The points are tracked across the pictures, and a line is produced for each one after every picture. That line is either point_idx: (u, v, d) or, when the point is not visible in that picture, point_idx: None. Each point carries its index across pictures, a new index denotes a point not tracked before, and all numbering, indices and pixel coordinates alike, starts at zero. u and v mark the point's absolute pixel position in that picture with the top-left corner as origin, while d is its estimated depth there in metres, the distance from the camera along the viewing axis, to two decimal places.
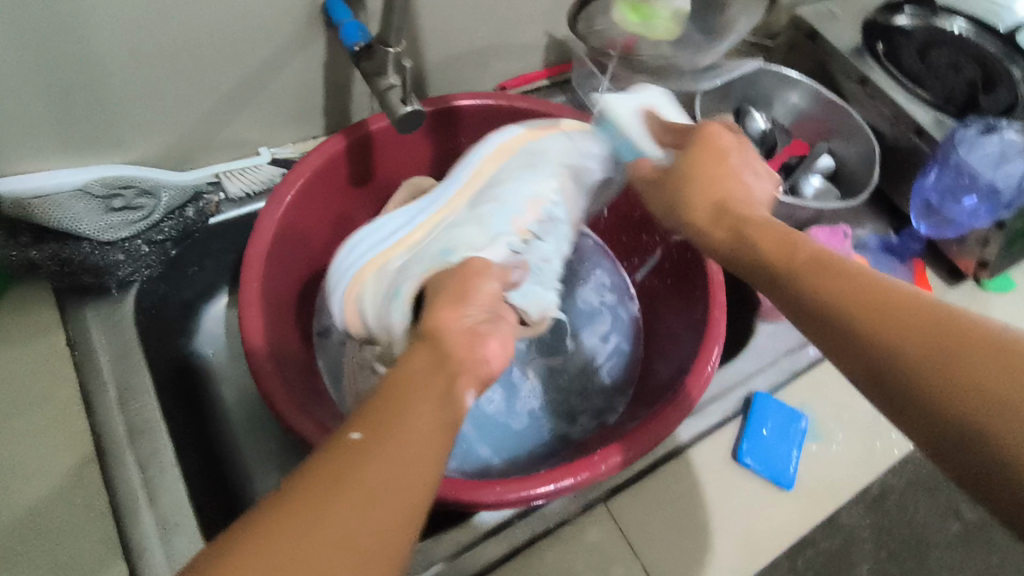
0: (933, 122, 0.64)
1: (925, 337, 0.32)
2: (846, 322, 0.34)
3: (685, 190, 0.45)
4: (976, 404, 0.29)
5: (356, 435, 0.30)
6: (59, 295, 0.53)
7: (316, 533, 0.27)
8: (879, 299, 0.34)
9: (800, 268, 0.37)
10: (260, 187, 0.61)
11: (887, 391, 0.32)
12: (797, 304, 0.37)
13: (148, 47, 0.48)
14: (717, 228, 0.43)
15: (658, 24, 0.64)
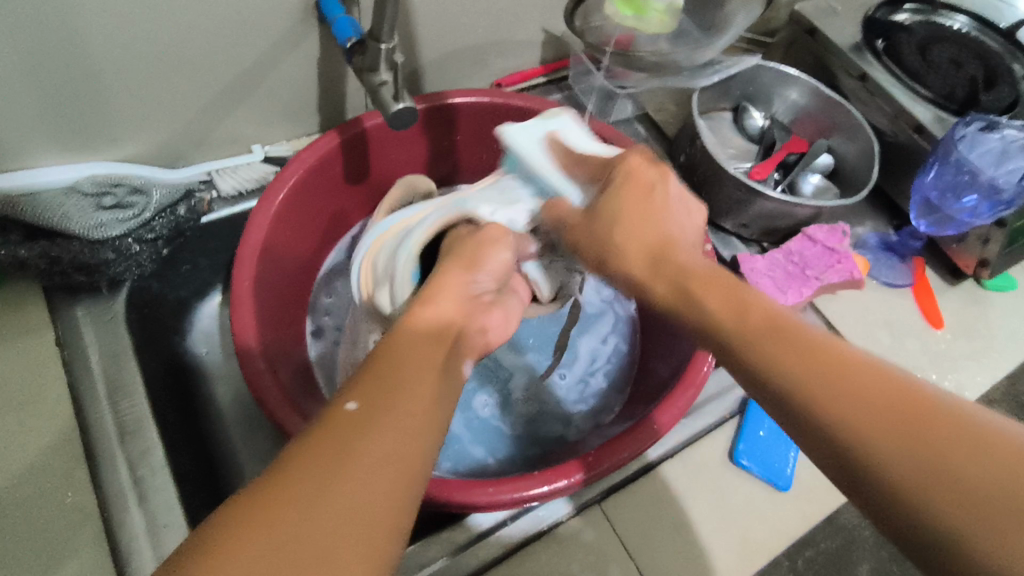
0: (934, 120, 0.63)
1: (893, 419, 0.28)
2: (797, 391, 0.31)
3: (615, 233, 0.43)
4: (928, 486, 0.27)
5: (353, 406, 0.30)
6: (49, 293, 0.53)
7: (312, 508, 0.26)
8: (840, 380, 0.30)
9: (751, 329, 0.34)
10: (253, 184, 0.60)
11: (851, 478, 0.29)
12: (748, 372, 0.33)
13: (139, 43, 0.48)
14: (658, 281, 0.40)
15: (653, 18, 0.63)
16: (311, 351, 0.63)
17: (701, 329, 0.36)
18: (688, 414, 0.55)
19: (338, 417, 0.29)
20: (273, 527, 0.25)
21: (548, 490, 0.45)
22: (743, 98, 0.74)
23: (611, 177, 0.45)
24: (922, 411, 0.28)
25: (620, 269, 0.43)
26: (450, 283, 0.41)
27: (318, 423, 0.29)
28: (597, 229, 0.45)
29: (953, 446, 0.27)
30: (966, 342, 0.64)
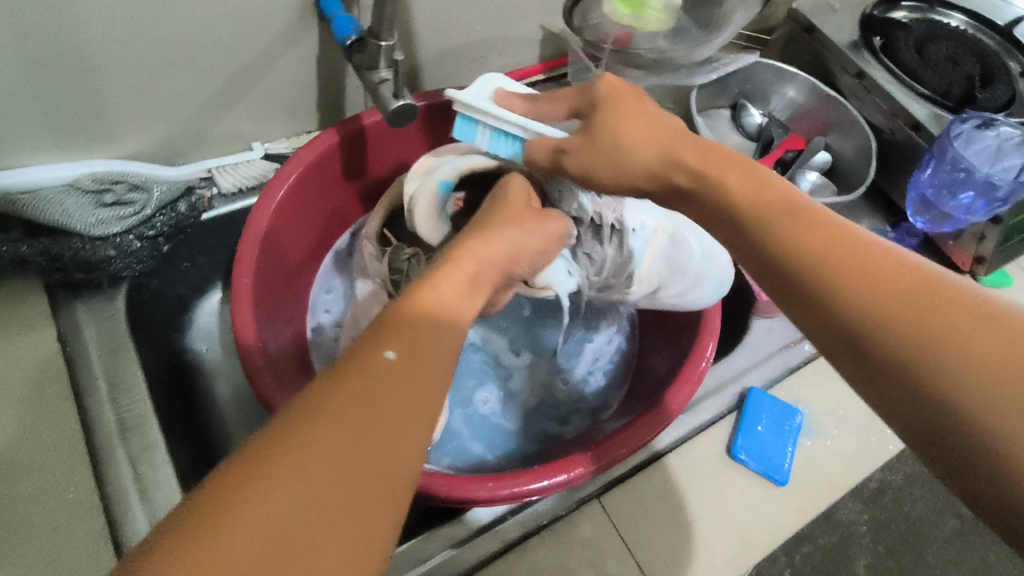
0: (930, 117, 0.64)
1: (896, 288, 0.31)
2: (802, 266, 0.33)
3: (624, 142, 0.43)
4: (916, 326, 0.29)
5: (390, 357, 0.31)
6: (50, 290, 0.53)
7: (323, 458, 0.26)
8: (822, 236, 0.34)
9: (763, 208, 0.37)
10: (253, 182, 0.60)
11: (917, 398, 0.29)
12: (761, 263, 0.36)
13: (138, 40, 0.48)
14: (659, 178, 0.43)
15: (650, 16, 0.64)
16: (312, 350, 0.63)
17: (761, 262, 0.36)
18: (686, 411, 0.56)
19: (353, 372, 0.30)
20: (285, 475, 0.25)
21: (546, 486, 0.46)
22: (741, 95, 0.75)
23: (595, 97, 0.46)
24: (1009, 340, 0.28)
25: (685, 206, 0.42)
26: (498, 237, 0.43)
27: (329, 377, 0.30)
28: (603, 149, 0.44)
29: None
30: None
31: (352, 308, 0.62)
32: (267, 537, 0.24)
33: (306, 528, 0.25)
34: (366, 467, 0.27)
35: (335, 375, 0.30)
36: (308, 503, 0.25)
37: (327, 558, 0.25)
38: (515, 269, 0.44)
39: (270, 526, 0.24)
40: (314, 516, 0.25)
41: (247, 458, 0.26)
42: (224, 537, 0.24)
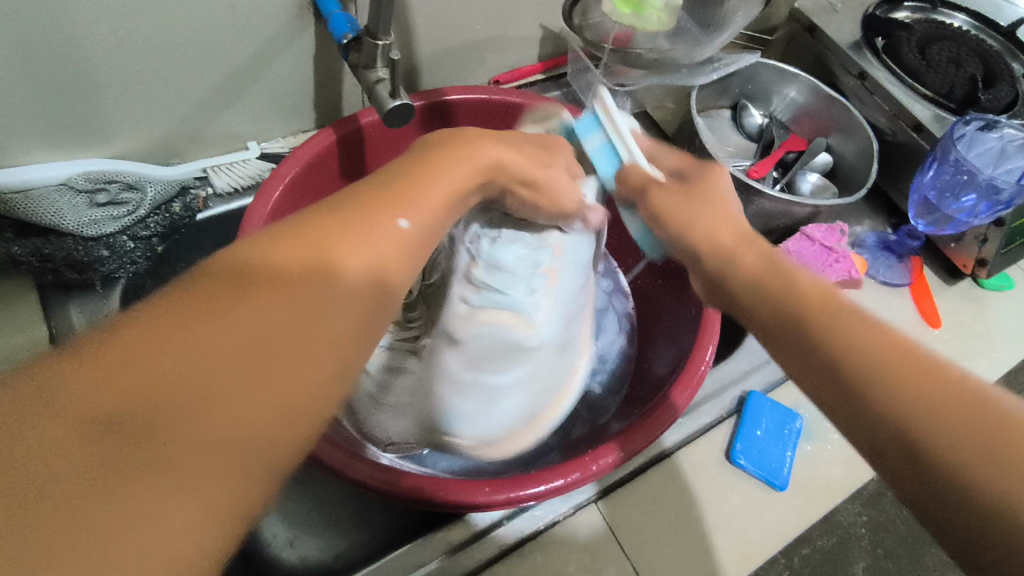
0: (933, 119, 0.63)
1: (936, 396, 0.30)
2: (842, 356, 0.32)
3: (695, 216, 0.44)
4: (957, 441, 0.28)
5: (404, 226, 0.33)
6: (42, 290, 0.51)
7: (246, 309, 0.26)
8: (873, 333, 0.32)
9: (803, 301, 0.35)
10: (249, 182, 0.59)
11: (868, 418, 0.31)
12: (798, 330, 0.34)
13: (133, 38, 0.47)
14: (721, 247, 0.41)
15: (650, 16, 0.60)
16: None
17: (739, 289, 0.39)
18: (686, 414, 0.55)
19: (283, 236, 0.29)
20: (201, 320, 0.25)
21: (543, 490, 0.45)
22: (742, 96, 0.74)
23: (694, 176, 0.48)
24: (951, 377, 0.30)
25: (705, 246, 0.42)
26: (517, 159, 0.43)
27: (256, 241, 0.29)
28: (693, 207, 0.45)
29: (975, 411, 0.29)
30: (965, 341, 0.64)
31: None
32: (186, 373, 0.23)
33: (227, 368, 0.24)
34: (294, 324, 0.26)
35: (257, 239, 0.29)
36: (236, 360, 0.24)
37: (250, 405, 0.24)
38: (511, 195, 0.45)
39: (187, 361, 0.23)
40: (241, 367, 0.24)
41: (160, 307, 0.25)
42: (136, 370, 0.23)
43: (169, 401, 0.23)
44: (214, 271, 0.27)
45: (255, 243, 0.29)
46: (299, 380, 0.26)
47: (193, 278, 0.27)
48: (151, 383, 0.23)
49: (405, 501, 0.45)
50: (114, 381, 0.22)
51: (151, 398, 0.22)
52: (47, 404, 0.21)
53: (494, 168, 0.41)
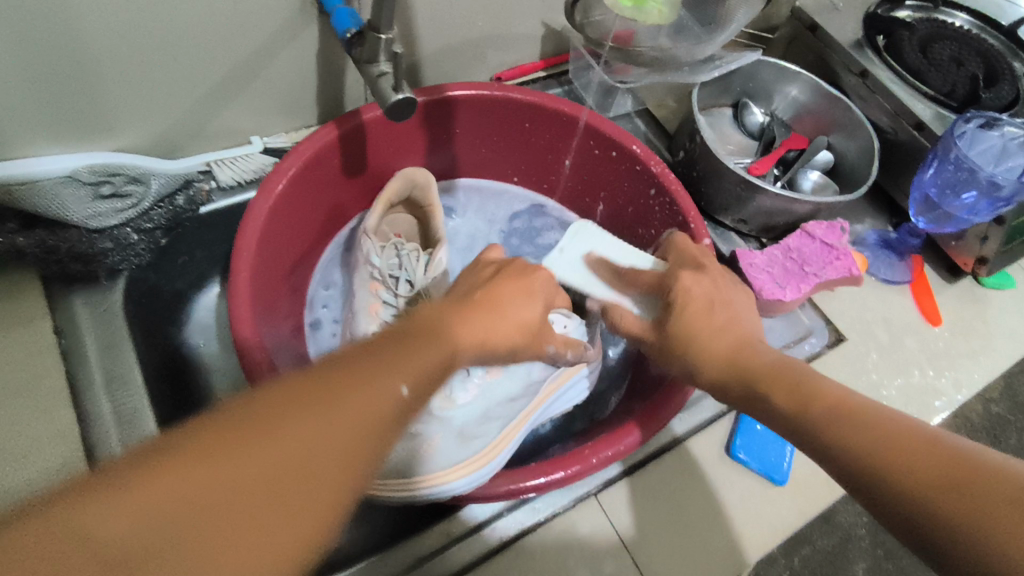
0: (934, 117, 0.63)
1: (949, 485, 0.30)
2: (853, 452, 0.34)
3: (695, 334, 0.44)
4: (969, 521, 0.29)
5: (404, 394, 0.30)
6: (47, 282, 0.52)
7: (247, 459, 0.25)
8: (879, 433, 0.34)
9: (810, 411, 0.37)
10: (252, 176, 0.60)
11: (879, 507, 0.33)
12: (810, 440, 0.36)
13: (137, 33, 0.47)
14: (716, 360, 0.43)
15: (650, 8, 0.62)
16: (309, 344, 0.63)
17: (721, 382, 0.42)
18: (686, 409, 0.55)
19: (302, 387, 0.28)
20: (202, 466, 0.24)
21: (543, 482, 0.46)
22: (744, 93, 0.74)
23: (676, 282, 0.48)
24: (931, 453, 0.32)
25: (708, 364, 0.43)
26: (504, 307, 0.42)
27: (273, 390, 0.28)
28: (693, 317, 0.45)
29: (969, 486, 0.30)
30: (965, 340, 0.64)
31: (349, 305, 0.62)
32: (174, 524, 0.23)
33: (218, 521, 0.24)
34: (290, 478, 0.26)
35: (276, 386, 0.28)
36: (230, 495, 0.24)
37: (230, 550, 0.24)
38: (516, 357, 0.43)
39: (184, 499, 0.23)
40: (227, 510, 0.24)
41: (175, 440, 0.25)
42: (133, 513, 0.22)
43: (159, 555, 0.22)
44: (227, 413, 0.27)
45: (270, 392, 0.28)
46: (286, 547, 0.25)
47: (201, 420, 0.26)
48: (146, 551, 0.22)
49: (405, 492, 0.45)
50: (112, 522, 0.22)
51: (137, 553, 0.22)
52: (54, 545, 0.21)
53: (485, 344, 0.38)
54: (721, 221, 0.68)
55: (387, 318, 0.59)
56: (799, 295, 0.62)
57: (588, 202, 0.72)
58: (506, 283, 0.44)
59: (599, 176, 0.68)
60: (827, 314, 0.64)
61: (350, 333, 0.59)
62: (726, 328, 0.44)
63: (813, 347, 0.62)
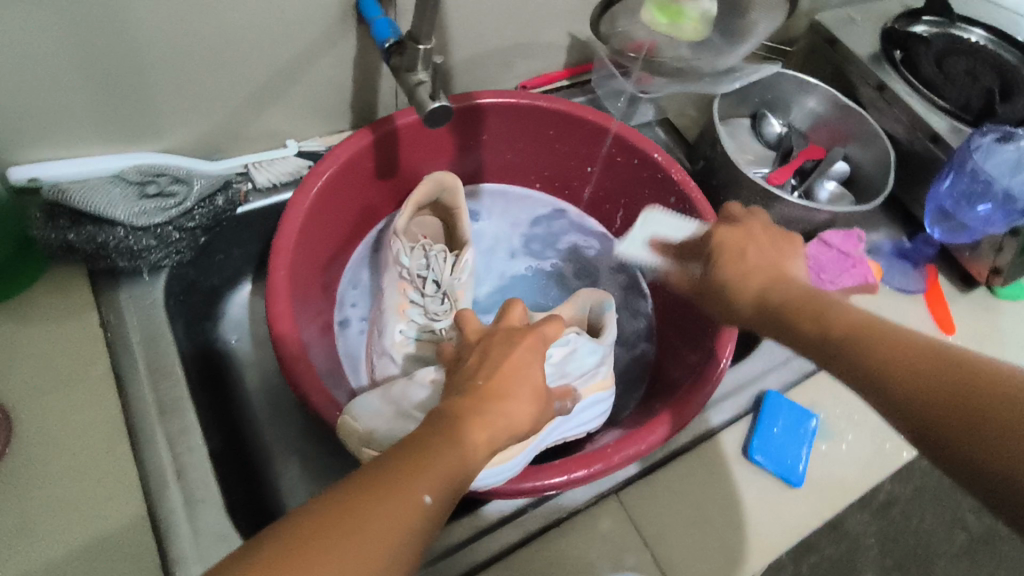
0: (950, 130, 0.65)
1: (949, 387, 0.33)
2: (868, 359, 0.36)
3: (737, 273, 0.48)
4: (964, 422, 0.32)
5: (428, 499, 0.33)
6: (93, 278, 0.55)
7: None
8: (891, 345, 0.36)
9: (833, 330, 0.39)
10: (287, 178, 0.61)
11: (900, 416, 0.35)
12: (829, 355, 0.39)
13: (187, 39, 0.50)
14: (749, 284, 0.46)
15: (686, 25, 0.61)
16: (337, 341, 0.65)
17: (754, 311, 0.46)
18: (704, 411, 0.58)
19: (331, 512, 0.31)
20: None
21: (566, 480, 0.47)
22: (763, 105, 0.76)
23: (720, 230, 0.52)
24: (952, 363, 0.34)
25: (743, 294, 0.46)
26: (517, 374, 0.40)
27: (301, 517, 0.31)
28: (730, 259, 0.49)
29: (988, 389, 0.32)
30: (979, 348, 0.65)
31: (377, 303, 0.64)
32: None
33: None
34: None
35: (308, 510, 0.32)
36: None
37: None
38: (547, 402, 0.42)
39: None
40: None
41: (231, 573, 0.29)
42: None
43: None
44: (265, 545, 0.30)
45: (302, 517, 0.31)
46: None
47: (242, 556, 0.30)
48: None
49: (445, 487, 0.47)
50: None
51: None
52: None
53: (509, 428, 0.38)
54: None
55: (415, 318, 0.61)
56: None
57: (609, 208, 0.74)
58: (510, 357, 0.40)
59: (622, 183, 0.70)
60: None
61: (378, 331, 0.61)
62: (759, 269, 0.47)
63: None
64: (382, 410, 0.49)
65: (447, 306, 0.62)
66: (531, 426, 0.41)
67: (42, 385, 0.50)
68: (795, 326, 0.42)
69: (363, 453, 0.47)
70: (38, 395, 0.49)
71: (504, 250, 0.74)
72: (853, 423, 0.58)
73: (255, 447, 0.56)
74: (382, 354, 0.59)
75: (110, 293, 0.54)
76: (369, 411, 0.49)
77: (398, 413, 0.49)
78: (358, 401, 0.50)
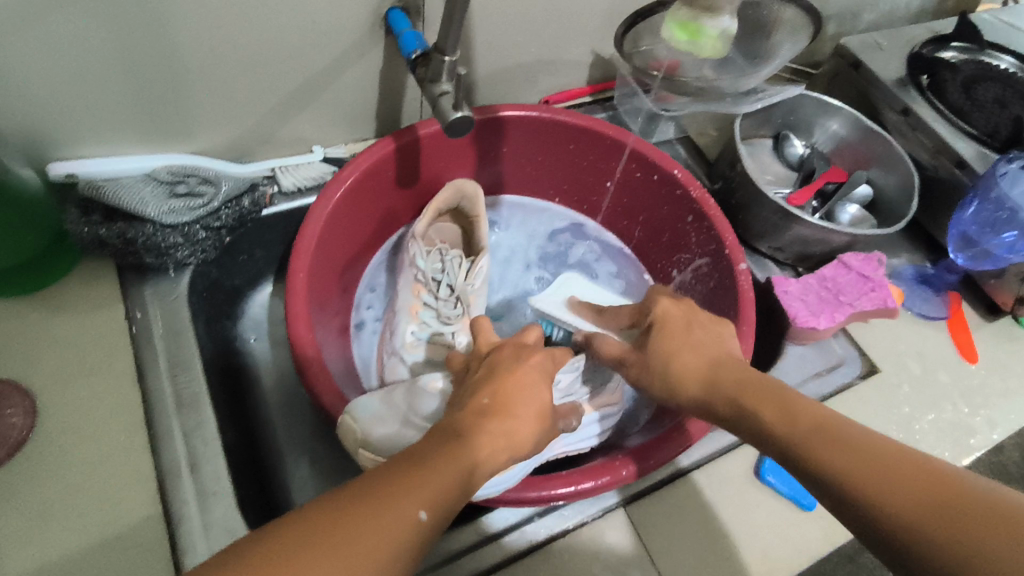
0: (975, 156, 0.64)
1: (929, 510, 0.30)
2: (844, 475, 0.33)
3: (674, 361, 0.45)
4: (942, 541, 0.29)
5: (424, 516, 0.32)
6: (121, 271, 0.56)
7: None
8: (867, 460, 0.33)
9: (801, 435, 0.36)
10: (312, 182, 0.63)
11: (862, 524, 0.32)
12: (802, 469, 0.35)
13: (224, 47, 0.52)
14: (691, 380, 0.44)
15: (706, 43, 0.58)
16: (353, 344, 0.66)
17: (705, 402, 0.43)
18: (716, 429, 0.56)
19: (323, 520, 0.30)
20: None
21: (573, 491, 0.47)
22: (785, 126, 0.76)
23: (648, 320, 0.51)
24: (945, 496, 0.30)
25: (684, 377, 0.45)
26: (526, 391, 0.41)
27: (291, 524, 0.30)
28: (684, 337, 0.46)
29: (960, 512, 0.29)
30: (1001, 378, 0.64)
31: (391, 306, 0.65)
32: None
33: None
34: None
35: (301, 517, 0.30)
36: None
37: None
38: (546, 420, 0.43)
39: None
40: None
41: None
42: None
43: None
44: (249, 552, 0.28)
45: (293, 523, 0.30)
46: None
47: (230, 558, 0.28)
48: None
49: None
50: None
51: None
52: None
53: (507, 442, 0.38)
54: (758, 248, 0.70)
55: (427, 321, 0.61)
56: (833, 323, 0.62)
57: (625, 223, 0.74)
58: (514, 375, 0.42)
59: (640, 199, 0.70)
60: (861, 344, 0.65)
61: (390, 331, 0.62)
62: (704, 345, 0.45)
63: (847, 375, 0.62)
64: (383, 413, 0.50)
65: (459, 312, 0.63)
66: (532, 447, 0.41)
67: (69, 372, 0.51)
68: (756, 416, 0.39)
69: (358, 454, 0.47)
70: (65, 381, 0.51)
71: (520, 262, 0.75)
72: None
73: (268, 444, 0.57)
74: (393, 355, 0.60)
75: (137, 288, 0.56)
76: (369, 412, 0.49)
77: (404, 421, 0.49)
78: (361, 402, 0.50)
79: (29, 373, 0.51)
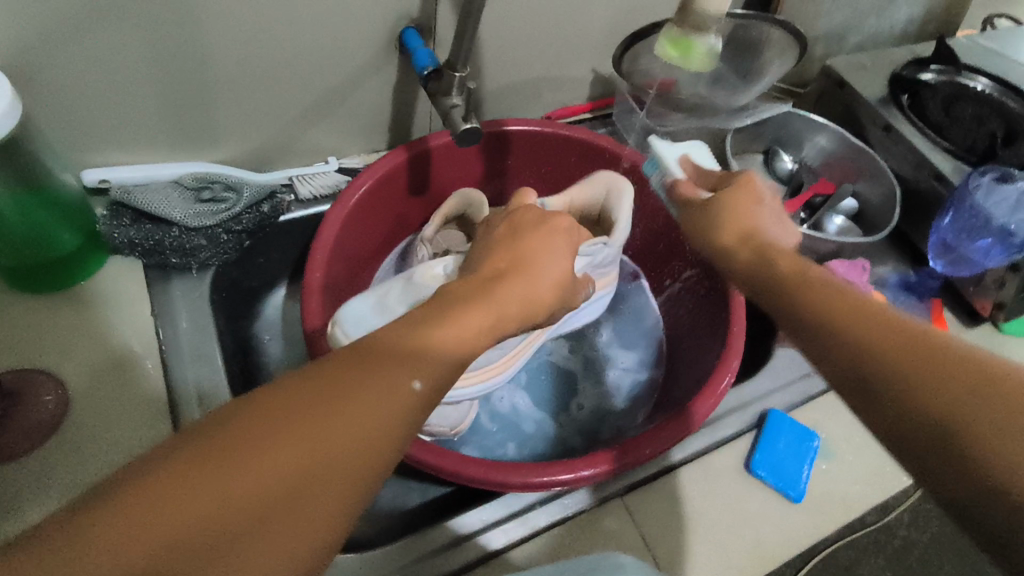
0: (953, 169, 0.68)
1: (927, 371, 0.34)
2: (856, 339, 0.36)
3: (713, 234, 0.49)
4: (933, 400, 0.33)
5: (417, 386, 0.33)
6: (147, 271, 0.59)
7: (254, 479, 0.27)
8: (883, 320, 0.37)
9: (816, 290, 0.40)
10: (327, 190, 0.67)
11: (855, 386, 0.36)
12: (808, 323, 0.39)
13: (250, 62, 0.56)
14: (742, 250, 0.47)
15: (695, 60, 0.58)
16: None
17: (726, 252, 0.48)
18: (709, 425, 0.59)
19: (305, 386, 0.31)
20: (216, 483, 0.27)
21: (573, 478, 0.50)
22: (776, 142, 0.80)
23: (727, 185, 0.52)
24: (950, 360, 0.34)
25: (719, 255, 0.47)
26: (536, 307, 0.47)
27: (271, 389, 0.31)
28: (720, 205, 0.50)
29: (929, 357, 0.34)
30: None
31: None
32: (204, 532, 0.26)
33: (249, 528, 0.27)
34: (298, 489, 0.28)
35: (276, 389, 0.30)
36: (231, 494, 0.27)
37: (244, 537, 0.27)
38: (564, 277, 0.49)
39: (192, 516, 0.26)
40: (231, 495, 0.27)
41: (184, 449, 0.28)
42: (166, 538, 0.26)
43: (197, 561, 0.26)
44: (224, 422, 0.29)
45: (271, 391, 0.30)
46: (306, 537, 0.29)
47: (206, 428, 0.29)
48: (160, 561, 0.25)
49: (450, 476, 0.50)
50: (135, 543, 0.25)
51: (182, 557, 0.26)
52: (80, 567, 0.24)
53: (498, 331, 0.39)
54: None
55: None
56: None
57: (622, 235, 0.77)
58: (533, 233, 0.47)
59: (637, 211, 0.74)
60: None
61: None
62: (741, 224, 0.49)
63: None
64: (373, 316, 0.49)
65: None
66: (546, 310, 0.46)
67: (98, 364, 0.54)
68: (770, 279, 0.43)
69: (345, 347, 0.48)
70: (93, 373, 0.54)
71: None
72: (854, 446, 0.60)
73: None
74: None
75: (167, 301, 0.58)
76: (356, 315, 0.49)
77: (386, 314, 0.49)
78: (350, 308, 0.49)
79: (59, 365, 0.53)
